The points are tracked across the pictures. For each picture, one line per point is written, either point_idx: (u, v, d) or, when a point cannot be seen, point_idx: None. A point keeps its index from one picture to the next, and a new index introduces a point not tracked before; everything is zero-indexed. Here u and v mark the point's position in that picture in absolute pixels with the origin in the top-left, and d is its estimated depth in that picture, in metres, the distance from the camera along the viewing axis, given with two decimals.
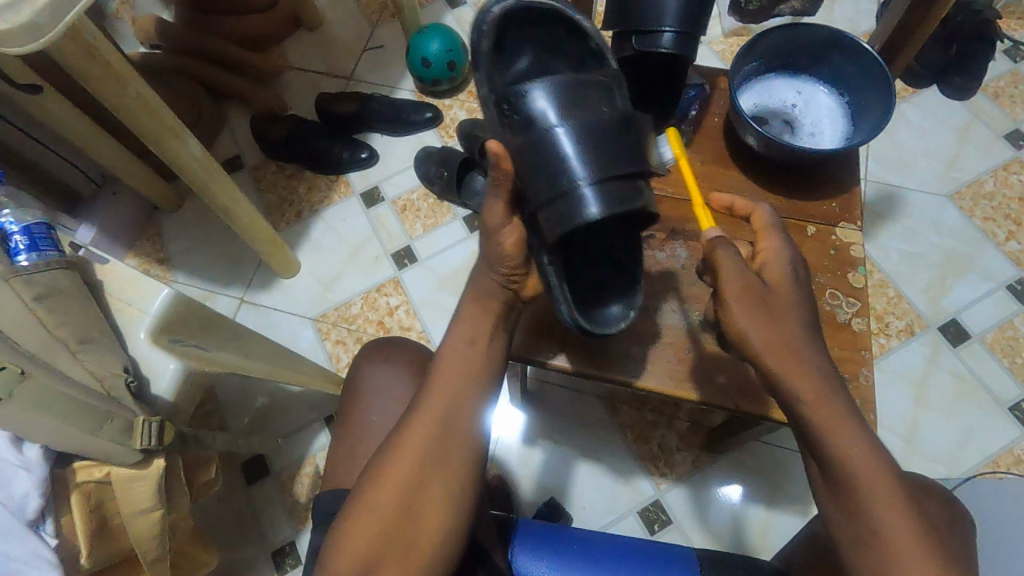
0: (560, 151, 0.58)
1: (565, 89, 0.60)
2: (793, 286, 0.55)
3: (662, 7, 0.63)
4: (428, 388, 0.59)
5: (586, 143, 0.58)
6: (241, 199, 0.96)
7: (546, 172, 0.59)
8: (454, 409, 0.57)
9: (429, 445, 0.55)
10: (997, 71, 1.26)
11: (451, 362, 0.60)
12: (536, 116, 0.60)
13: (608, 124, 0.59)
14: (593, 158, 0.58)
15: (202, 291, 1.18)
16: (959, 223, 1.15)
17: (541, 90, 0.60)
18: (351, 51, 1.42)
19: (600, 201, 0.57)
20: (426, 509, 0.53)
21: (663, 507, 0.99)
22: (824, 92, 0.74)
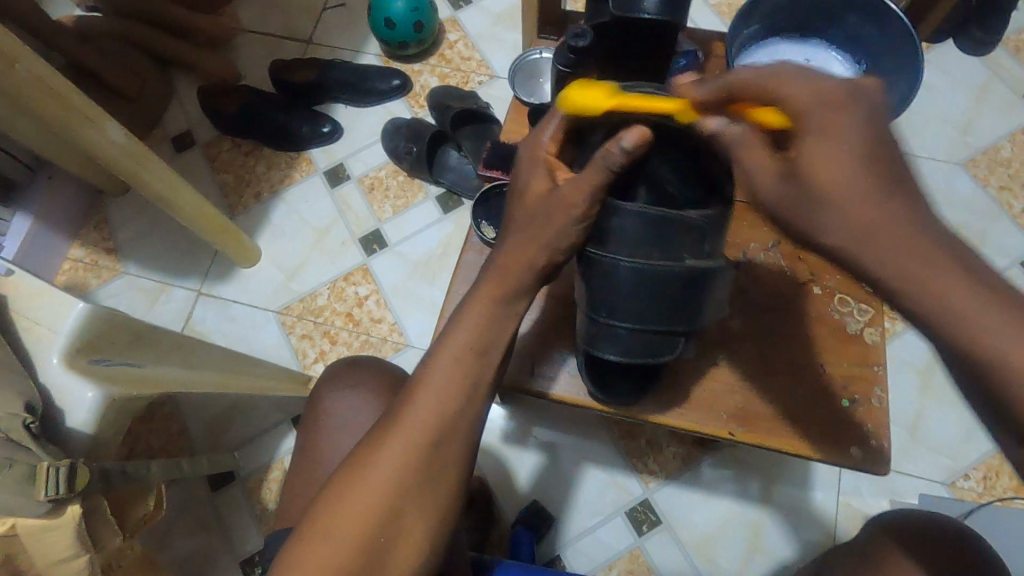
0: (614, 287, 0.53)
1: (655, 231, 0.51)
2: (825, 139, 0.37)
3: None
4: (403, 395, 0.50)
5: (638, 294, 0.52)
6: (181, 187, 0.86)
7: (591, 294, 0.54)
8: (436, 427, 0.48)
9: (411, 465, 0.47)
10: (1018, 22, 1.15)
11: (437, 364, 0.50)
12: (613, 236, 0.52)
13: (673, 282, 0.52)
14: (641, 308, 0.53)
15: (155, 284, 1.09)
16: (972, 193, 1.06)
17: (634, 216, 0.51)
18: (310, 11, 1.28)
19: (620, 351, 0.55)
20: (395, 541, 0.46)
21: (652, 508, 0.94)
22: (836, 58, 0.64)
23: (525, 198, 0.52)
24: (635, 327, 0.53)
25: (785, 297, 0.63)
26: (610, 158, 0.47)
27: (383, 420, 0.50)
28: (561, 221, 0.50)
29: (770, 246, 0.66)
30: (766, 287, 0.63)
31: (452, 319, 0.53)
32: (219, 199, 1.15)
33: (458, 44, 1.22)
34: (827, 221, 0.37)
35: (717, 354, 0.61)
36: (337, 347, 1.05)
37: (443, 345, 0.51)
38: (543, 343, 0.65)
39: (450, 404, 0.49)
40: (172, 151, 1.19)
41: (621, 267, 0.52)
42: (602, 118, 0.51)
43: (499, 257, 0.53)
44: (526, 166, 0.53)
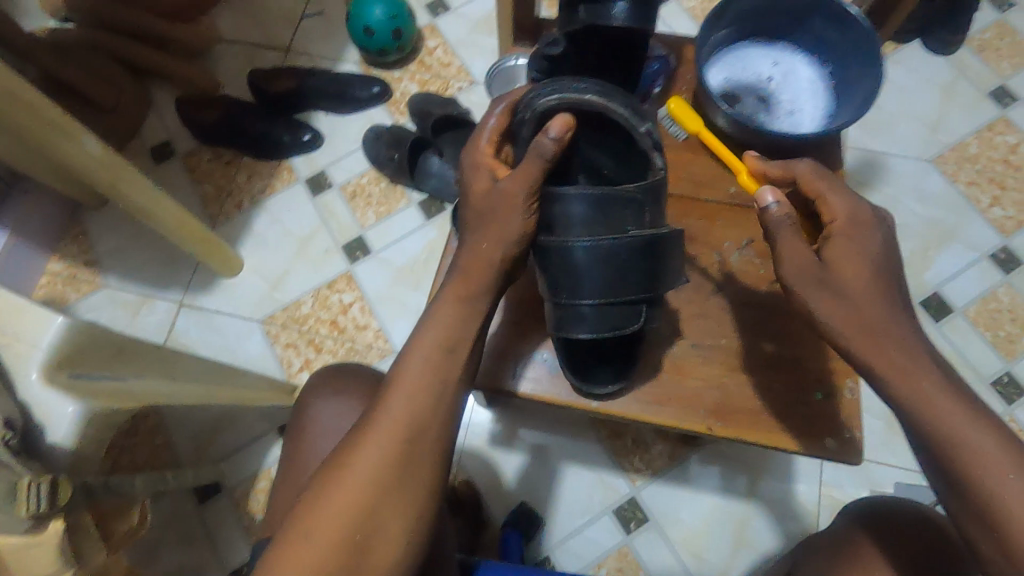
0: (572, 268, 0.56)
1: (596, 206, 0.56)
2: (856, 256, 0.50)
3: None
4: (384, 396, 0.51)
5: (596, 269, 0.55)
6: (160, 200, 0.86)
7: (551, 279, 0.57)
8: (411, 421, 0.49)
9: (389, 461, 0.48)
10: (982, 22, 1.18)
11: (414, 362, 0.51)
12: (561, 221, 0.56)
13: (624, 253, 0.55)
14: (601, 282, 0.56)
15: (137, 296, 1.08)
16: (942, 189, 1.09)
17: (574, 197, 0.55)
18: (289, 20, 1.28)
19: (592, 329, 0.57)
20: (373, 540, 0.46)
21: (639, 505, 0.95)
22: (805, 60, 0.66)
23: (470, 197, 0.56)
24: (597, 301, 0.56)
25: (756, 293, 0.63)
26: (540, 148, 0.53)
27: (364, 422, 0.50)
28: (507, 215, 0.54)
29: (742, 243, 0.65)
30: (740, 284, 0.64)
31: (431, 323, 0.53)
32: (199, 209, 1.15)
33: (437, 51, 1.23)
34: (836, 304, 0.49)
35: (689, 349, 0.62)
36: (322, 355, 1.05)
37: (414, 343, 0.53)
38: (518, 343, 0.65)
39: (426, 402, 0.50)
40: (151, 162, 1.19)
41: (576, 248, 0.55)
42: (529, 113, 0.55)
43: (464, 258, 0.55)
44: (469, 168, 0.57)
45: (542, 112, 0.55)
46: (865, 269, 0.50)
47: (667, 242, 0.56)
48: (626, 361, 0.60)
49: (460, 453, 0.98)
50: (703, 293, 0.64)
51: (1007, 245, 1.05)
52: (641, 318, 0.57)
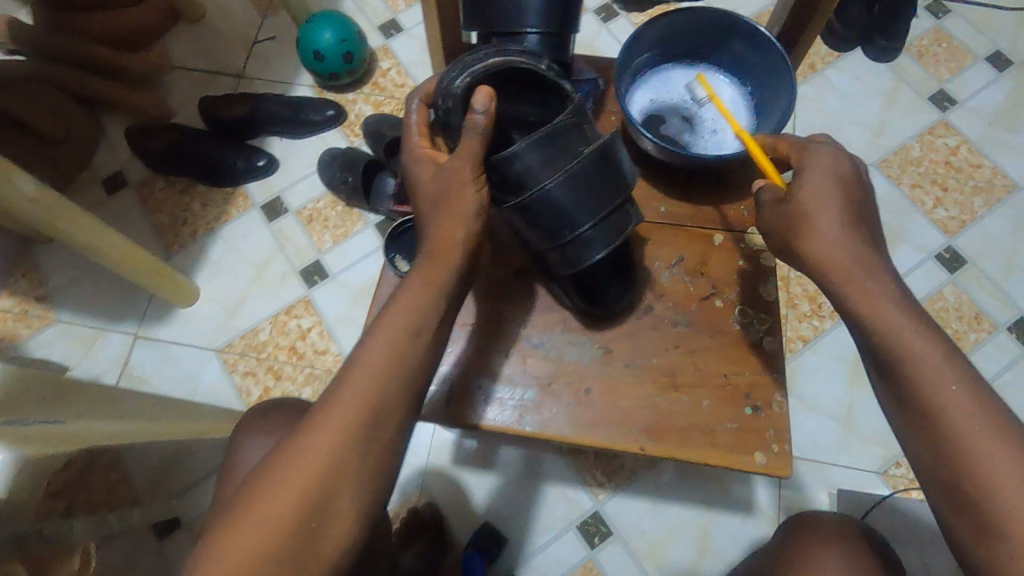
0: (558, 208, 0.54)
1: (544, 144, 0.52)
2: (833, 192, 0.53)
3: (523, 6, 0.58)
4: (319, 411, 0.49)
5: (577, 196, 0.54)
6: (104, 236, 0.85)
7: (544, 229, 0.55)
8: (353, 429, 0.47)
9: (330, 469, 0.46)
10: (919, 29, 1.22)
11: (356, 377, 0.49)
12: (523, 174, 0.53)
13: (591, 168, 0.53)
14: (589, 204, 0.54)
15: (90, 331, 1.07)
16: (888, 192, 1.11)
17: (522, 148, 0.52)
18: (241, 45, 1.28)
19: (604, 245, 0.55)
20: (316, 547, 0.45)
21: (602, 519, 0.95)
22: (726, 81, 0.68)
23: (420, 187, 0.57)
24: (596, 220, 0.55)
25: (686, 311, 0.60)
26: (473, 125, 0.52)
27: (288, 441, 0.48)
28: (460, 190, 0.54)
29: (674, 261, 0.63)
30: (672, 302, 0.61)
31: (369, 342, 0.51)
32: (153, 238, 1.14)
33: (391, 72, 1.24)
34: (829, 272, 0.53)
35: (623, 370, 0.58)
36: (281, 383, 1.04)
37: (356, 357, 0.50)
38: (465, 375, 0.58)
39: (356, 418, 0.48)
40: (104, 192, 1.17)
41: (556, 189, 0.53)
42: (450, 101, 0.55)
43: (430, 244, 0.54)
44: (410, 163, 0.58)
45: (462, 93, 0.55)
46: (829, 190, 0.53)
47: (615, 151, 0.55)
48: (630, 262, 0.60)
49: (423, 475, 0.97)
50: (636, 312, 0.60)
51: (951, 245, 1.08)
52: (633, 215, 0.56)
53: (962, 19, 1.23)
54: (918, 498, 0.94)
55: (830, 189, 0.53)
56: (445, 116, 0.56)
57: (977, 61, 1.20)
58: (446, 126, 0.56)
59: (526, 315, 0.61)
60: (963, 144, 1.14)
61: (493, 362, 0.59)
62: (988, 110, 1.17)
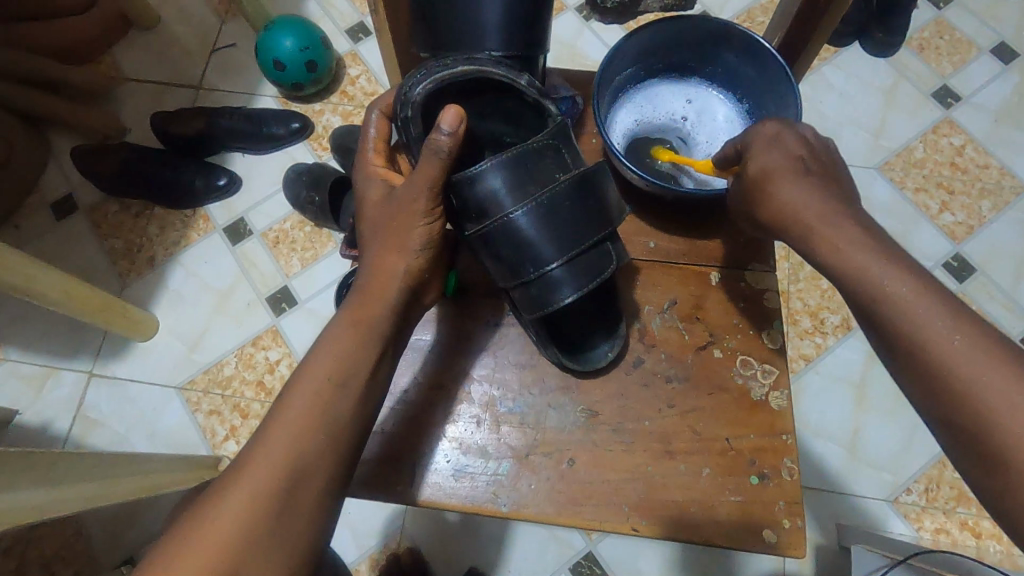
0: (522, 240, 0.48)
1: (514, 168, 0.47)
2: (785, 164, 0.47)
3: (482, 25, 0.51)
4: (224, 489, 0.42)
5: (546, 228, 0.48)
6: (39, 275, 0.76)
7: (506, 262, 0.49)
8: (266, 500, 0.41)
9: (236, 540, 0.40)
10: (920, 21, 1.15)
11: (274, 434, 0.44)
12: (487, 199, 0.48)
13: (566, 198, 0.48)
14: (559, 239, 0.48)
15: (40, 370, 0.99)
16: (890, 197, 1.05)
17: (488, 169, 0.47)
18: (198, 53, 1.20)
19: (575, 286, 0.49)
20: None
21: (597, 560, 0.88)
22: (718, 97, 0.62)
23: (365, 211, 0.51)
24: (566, 259, 0.48)
25: (681, 363, 0.54)
26: (434, 147, 0.44)
27: (178, 532, 0.41)
28: (407, 220, 0.48)
29: (666, 304, 0.56)
30: (664, 353, 0.54)
31: (286, 407, 0.45)
32: (107, 267, 1.06)
33: (360, 79, 1.16)
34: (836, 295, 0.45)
35: (610, 436, 0.52)
36: (249, 421, 0.97)
37: (273, 422, 0.44)
38: (416, 441, 0.52)
39: (276, 489, 0.42)
40: (53, 219, 1.09)
41: (520, 218, 0.47)
42: (410, 110, 0.47)
43: (364, 275, 0.50)
44: (361, 180, 0.53)
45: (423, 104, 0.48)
46: (789, 167, 0.47)
47: (601, 183, 0.49)
48: (613, 309, 0.53)
49: (403, 518, 0.90)
50: (624, 365, 0.54)
51: (959, 252, 1.02)
52: (614, 256, 0.49)
53: (964, 9, 1.16)
54: (930, 528, 0.88)
55: (780, 179, 0.47)
56: (405, 128, 0.48)
57: (981, 53, 1.13)
58: (406, 140, 0.49)
59: (481, 361, 0.55)
60: (969, 143, 1.08)
61: (434, 420, 0.53)
62: (994, 106, 1.10)
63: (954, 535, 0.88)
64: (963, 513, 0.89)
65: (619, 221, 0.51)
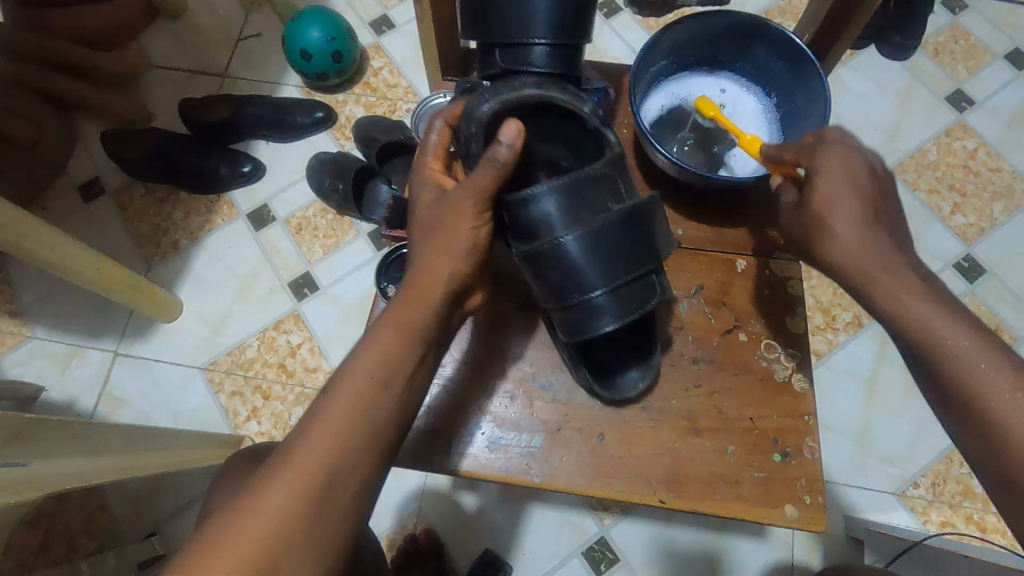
0: (568, 264, 0.50)
1: (568, 195, 0.50)
2: (848, 194, 0.48)
3: (529, 13, 0.52)
4: (284, 455, 0.44)
5: (593, 256, 0.49)
6: (72, 250, 0.79)
7: (551, 283, 0.51)
8: (328, 461, 0.43)
9: (291, 509, 0.41)
10: (936, 25, 1.17)
11: (331, 402, 0.45)
12: (539, 220, 0.50)
13: (615, 229, 0.50)
14: (606, 268, 0.50)
15: (67, 348, 1.01)
16: (903, 198, 1.07)
17: (543, 193, 0.50)
18: (224, 43, 1.22)
19: (616, 316, 0.50)
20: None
21: (609, 545, 0.90)
22: (750, 91, 0.63)
23: (417, 212, 0.53)
24: (610, 288, 0.50)
25: (706, 346, 0.56)
26: (493, 157, 0.49)
27: (241, 493, 0.43)
28: (456, 217, 0.50)
29: (693, 289, 0.58)
30: (692, 336, 0.56)
31: (343, 379, 0.46)
32: (133, 249, 1.08)
33: (383, 71, 1.18)
34: (862, 281, 0.47)
35: (639, 413, 0.54)
36: (270, 403, 0.99)
37: (329, 391, 0.46)
38: (457, 414, 0.54)
39: (335, 452, 0.44)
40: (79, 201, 1.11)
41: (570, 243, 0.49)
42: (475, 126, 0.51)
43: (413, 262, 0.51)
44: (416, 183, 0.54)
45: (489, 122, 0.51)
46: (850, 197, 0.48)
47: (654, 215, 0.51)
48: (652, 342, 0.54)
49: (419, 502, 0.92)
50: None
51: (970, 253, 1.04)
52: (657, 290, 0.51)
53: (979, 15, 1.18)
54: (937, 520, 0.90)
55: (838, 210, 0.48)
56: (467, 143, 0.51)
57: (996, 59, 1.15)
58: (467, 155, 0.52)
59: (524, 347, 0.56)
60: (982, 146, 1.10)
61: (474, 395, 0.55)
62: (1007, 111, 1.12)
63: (960, 528, 0.89)
64: (970, 507, 0.90)
65: (666, 255, 0.53)
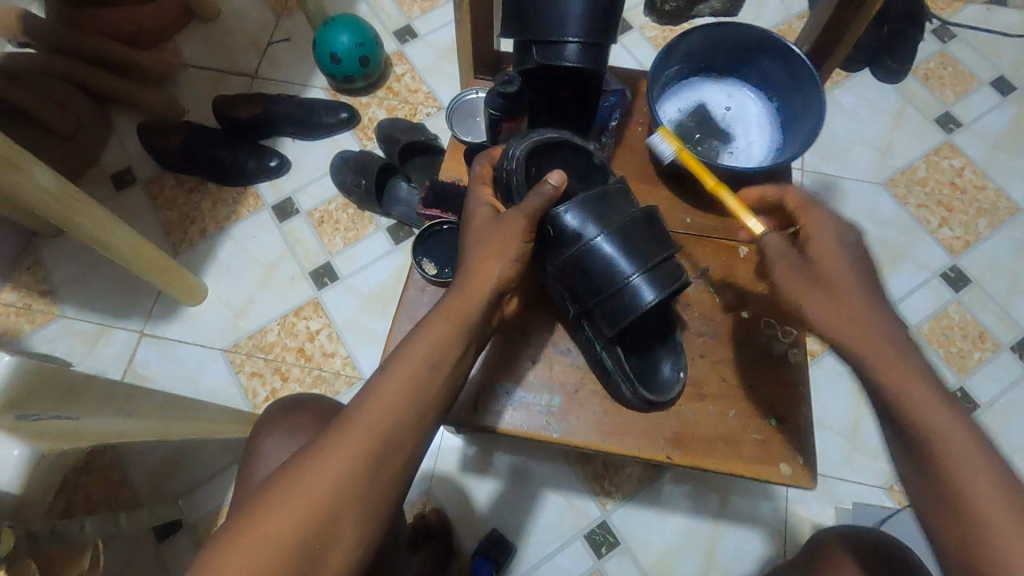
0: (608, 256, 0.55)
1: (594, 201, 0.57)
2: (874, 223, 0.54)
3: (563, 14, 0.58)
4: (353, 414, 0.50)
5: (627, 245, 0.55)
6: (116, 230, 0.84)
7: (594, 278, 0.55)
8: (389, 419, 0.50)
9: (356, 469, 0.48)
10: (926, 53, 1.25)
11: (396, 368, 0.52)
12: (570, 235, 0.56)
13: (638, 224, 0.56)
14: (639, 253, 0.55)
15: (94, 327, 1.05)
16: (894, 211, 1.13)
17: (573, 202, 0.56)
18: (255, 46, 1.28)
19: (660, 289, 0.54)
20: (330, 546, 0.46)
21: (610, 529, 0.94)
22: (752, 97, 0.69)
23: (474, 226, 0.58)
24: (647, 267, 0.55)
25: (710, 324, 0.61)
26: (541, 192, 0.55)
27: (315, 445, 0.49)
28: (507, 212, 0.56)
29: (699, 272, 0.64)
30: (697, 313, 0.61)
31: (406, 354, 0.52)
32: (161, 236, 1.13)
33: (405, 77, 1.24)
34: (850, 264, 0.53)
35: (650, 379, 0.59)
36: (288, 384, 1.03)
37: (393, 364, 0.52)
38: (492, 378, 0.60)
39: (394, 409, 0.50)
40: (112, 189, 1.16)
41: (604, 238, 0.55)
42: (512, 165, 0.58)
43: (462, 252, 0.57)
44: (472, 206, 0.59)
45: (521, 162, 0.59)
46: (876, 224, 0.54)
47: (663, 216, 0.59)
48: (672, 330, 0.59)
49: (428, 484, 0.96)
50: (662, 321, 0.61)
51: (956, 264, 1.10)
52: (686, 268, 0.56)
53: (967, 44, 1.26)
54: None
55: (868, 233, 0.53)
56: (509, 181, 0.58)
57: (982, 86, 1.22)
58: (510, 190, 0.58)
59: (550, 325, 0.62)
60: (968, 165, 1.17)
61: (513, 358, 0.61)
62: (991, 134, 1.19)
63: None
64: None
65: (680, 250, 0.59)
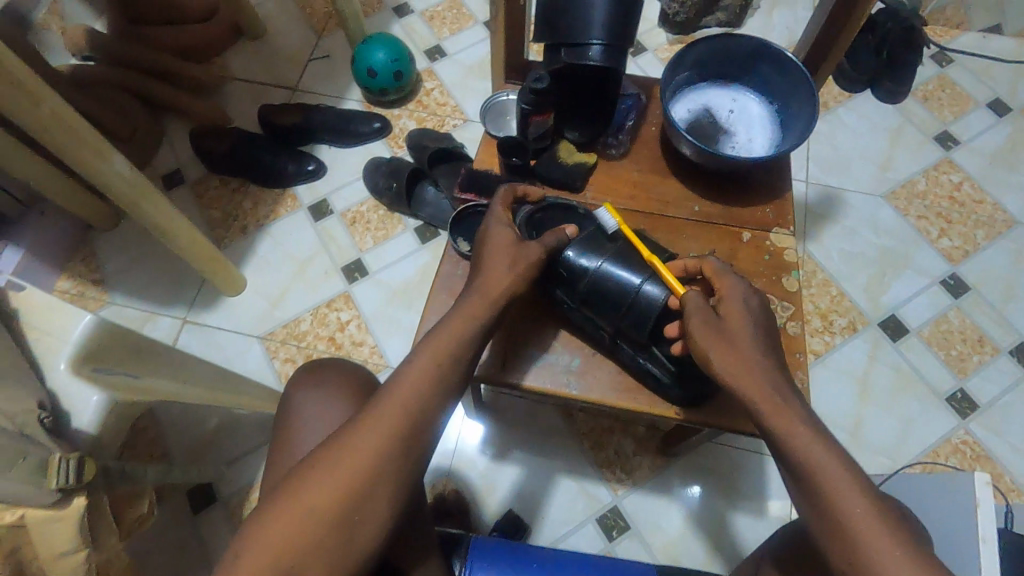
0: (615, 275, 0.64)
1: (586, 239, 0.66)
2: None
3: (589, 21, 0.65)
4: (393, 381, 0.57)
5: (625, 263, 0.65)
6: (175, 218, 0.92)
7: (611, 294, 0.64)
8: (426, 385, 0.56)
9: (387, 447, 0.53)
10: (924, 75, 1.32)
11: (430, 344, 0.58)
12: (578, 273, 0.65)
13: (626, 246, 0.66)
14: (638, 265, 0.64)
15: (141, 313, 1.13)
16: (895, 221, 1.19)
17: (570, 246, 0.66)
18: (296, 61, 1.39)
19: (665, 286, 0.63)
20: (373, 499, 0.52)
21: (621, 514, 0.99)
22: (756, 100, 0.77)
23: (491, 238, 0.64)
24: (648, 274, 0.64)
25: None
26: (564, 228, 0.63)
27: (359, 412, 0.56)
28: None
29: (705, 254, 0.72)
30: None
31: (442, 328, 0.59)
32: (205, 232, 1.21)
33: (434, 92, 1.34)
34: None
35: None
36: None
37: (429, 339, 0.59)
38: (515, 343, 0.70)
39: (429, 371, 0.57)
40: (161, 188, 1.26)
41: (605, 264, 0.64)
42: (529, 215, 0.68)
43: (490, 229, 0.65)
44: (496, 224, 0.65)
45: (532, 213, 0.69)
46: None
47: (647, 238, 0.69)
48: None
49: (449, 470, 1.01)
50: None
51: (955, 272, 1.15)
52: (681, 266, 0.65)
53: (964, 68, 1.33)
54: None
55: None
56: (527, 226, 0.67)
57: (979, 106, 1.29)
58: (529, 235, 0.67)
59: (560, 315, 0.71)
60: (966, 180, 1.23)
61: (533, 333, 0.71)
62: (988, 151, 1.25)
63: None
64: None
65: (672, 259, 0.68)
